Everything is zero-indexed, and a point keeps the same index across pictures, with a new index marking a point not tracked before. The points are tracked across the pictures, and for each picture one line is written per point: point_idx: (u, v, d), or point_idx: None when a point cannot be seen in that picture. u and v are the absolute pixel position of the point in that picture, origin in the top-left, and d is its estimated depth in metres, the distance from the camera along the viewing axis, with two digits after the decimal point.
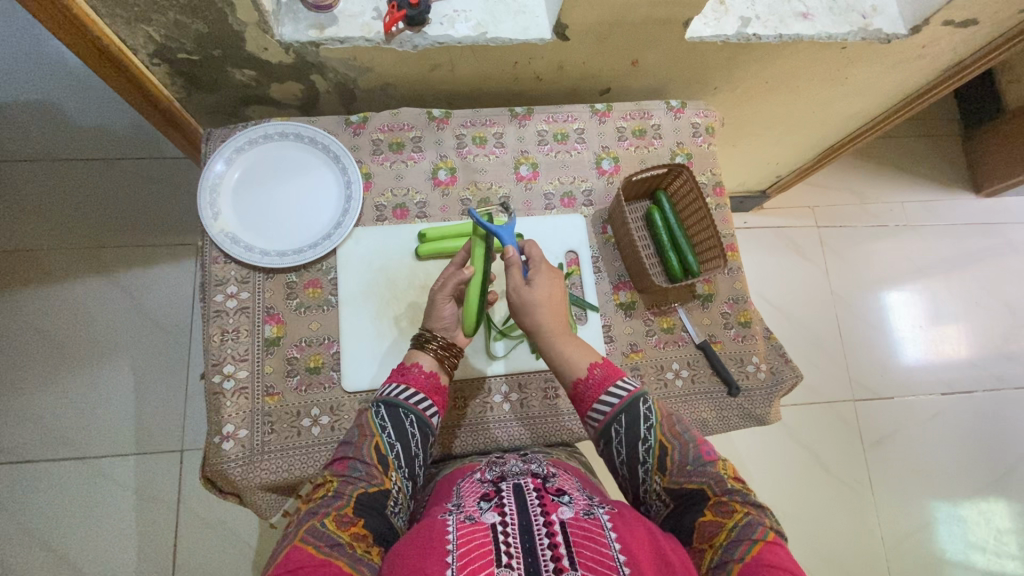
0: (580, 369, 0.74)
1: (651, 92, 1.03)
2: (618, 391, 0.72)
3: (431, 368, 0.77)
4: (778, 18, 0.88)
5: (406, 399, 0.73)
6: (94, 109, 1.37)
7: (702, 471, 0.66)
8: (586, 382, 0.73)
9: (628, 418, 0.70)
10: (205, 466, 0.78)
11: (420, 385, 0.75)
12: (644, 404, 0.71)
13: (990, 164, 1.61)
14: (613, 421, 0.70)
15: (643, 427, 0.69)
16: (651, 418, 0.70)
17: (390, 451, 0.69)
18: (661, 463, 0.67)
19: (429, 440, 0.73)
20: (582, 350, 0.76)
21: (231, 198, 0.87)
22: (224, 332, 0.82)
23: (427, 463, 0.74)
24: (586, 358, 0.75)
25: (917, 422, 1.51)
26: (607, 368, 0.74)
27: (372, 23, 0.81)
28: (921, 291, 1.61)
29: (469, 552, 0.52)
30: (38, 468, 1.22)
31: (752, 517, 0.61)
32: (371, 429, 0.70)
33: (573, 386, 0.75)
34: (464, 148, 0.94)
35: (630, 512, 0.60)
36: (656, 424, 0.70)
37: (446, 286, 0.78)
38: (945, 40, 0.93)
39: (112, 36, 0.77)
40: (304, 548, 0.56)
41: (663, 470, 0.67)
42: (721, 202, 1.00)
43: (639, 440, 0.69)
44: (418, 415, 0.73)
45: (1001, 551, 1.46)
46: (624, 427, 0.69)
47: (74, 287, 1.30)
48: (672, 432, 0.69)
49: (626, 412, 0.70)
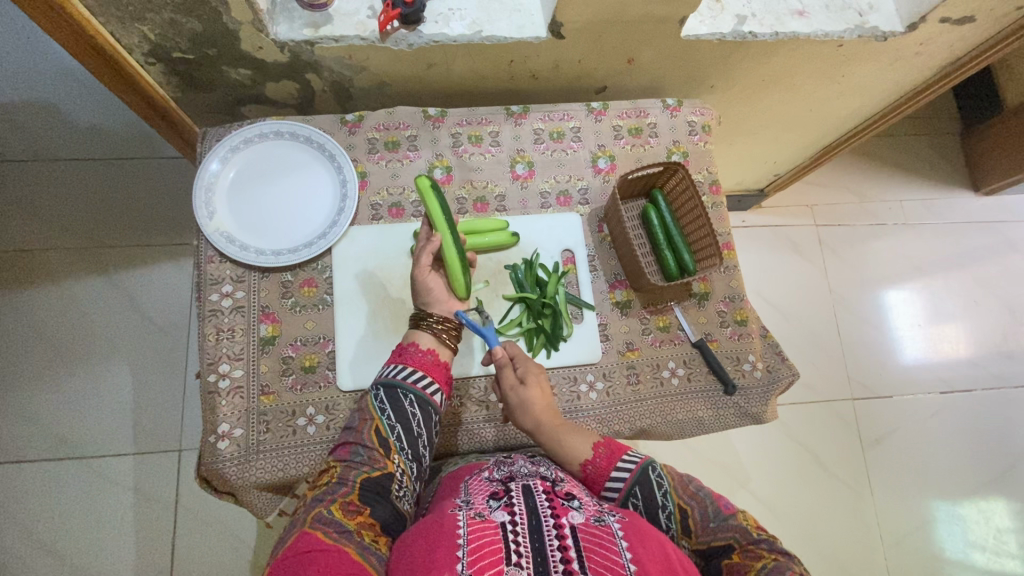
0: (584, 451, 0.73)
1: (647, 91, 1.03)
2: (626, 465, 0.70)
3: (429, 346, 0.76)
4: (774, 17, 0.88)
5: (405, 378, 0.73)
6: (92, 109, 1.37)
7: (726, 526, 0.64)
8: (592, 464, 0.71)
9: (642, 490, 0.68)
10: (201, 466, 0.78)
11: (419, 363, 0.75)
12: (654, 471, 0.70)
13: (989, 162, 1.61)
14: (629, 497, 0.69)
15: (659, 494, 0.68)
16: (664, 485, 0.69)
17: (390, 433, 0.69)
18: (684, 526, 0.66)
19: (431, 418, 0.73)
20: (581, 436, 0.74)
21: (226, 197, 0.86)
22: (219, 331, 0.82)
23: (431, 445, 0.73)
24: (587, 441, 0.73)
25: (916, 420, 1.51)
26: (611, 446, 0.72)
27: (366, 22, 0.81)
28: (919, 290, 1.61)
29: (480, 549, 0.52)
30: (37, 468, 1.22)
31: (782, 563, 0.59)
32: (371, 412, 0.70)
33: (581, 471, 0.72)
34: (459, 147, 0.94)
35: (642, 522, 0.59)
36: (671, 489, 0.68)
37: (421, 259, 0.78)
38: (941, 37, 0.93)
39: (107, 35, 0.77)
40: (314, 533, 0.56)
41: (688, 532, 0.66)
42: (717, 201, 1.00)
43: (658, 508, 0.67)
44: (418, 394, 0.73)
45: (1001, 550, 1.46)
46: (641, 500, 0.68)
47: (75, 287, 1.30)
48: (687, 493, 0.68)
49: (639, 484, 0.69)
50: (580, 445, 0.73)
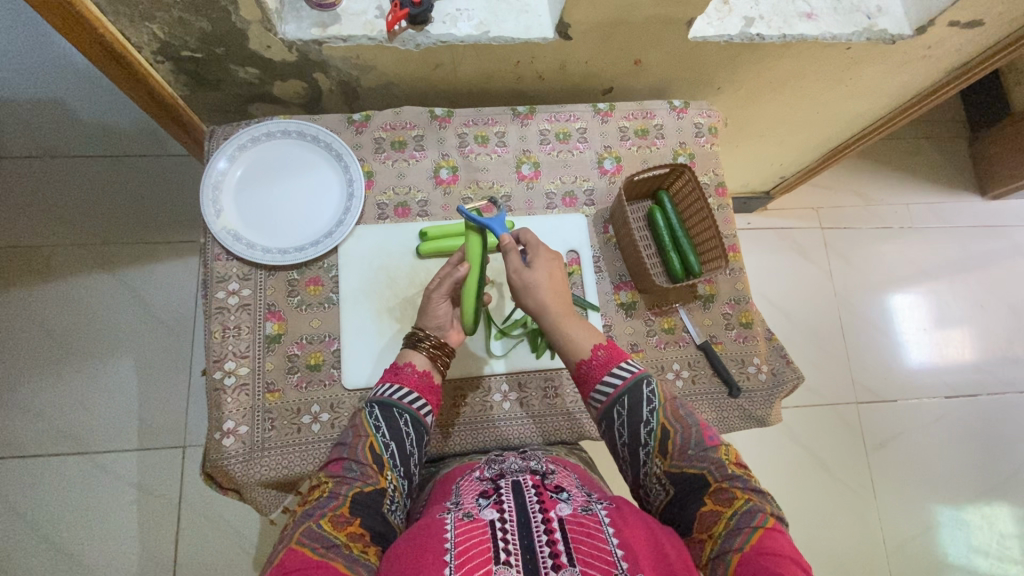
0: (585, 351, 0.74)
1: (653, 92, 1.03)
2: (622, 372, 0.71)
3: (425, 368, 0.77)
4: (783, 18, 0.88)
5: (400, 399, 0.73)
6: (99, 108, 1.37)
7: (703, 456, 0.66)
8: (588, 362, 0.73)
9: (631, 401, 0.69)
10: (206, 462, 0.78)
11: (414, 384, 0.75)
12: (647, 387, 0.70)
13: (997, 167, 1.60)
14: (615, 403, 0.70)
15: (645, 410, 0.69)
16: (653, 402, 0.69)
17: (385, 451, 0.69)
18: (662, 445, 0.67)
19: (423, 438, 0.73)
20: (585, 331, 0.75)
21: (233, 195, 0.87)
22: (225, 329, 0.83)
23: (423, 463, 0.73)
24: (589, 340, 0.75)
25: (921, 426, 1.51)
26: (611, 350, 0.73)
27: (374, 22, 0.82)
28: (925, 293, 1.60)
29: (467, 551, 0.52)
30: (40, 462, 1.23)
31: (754, 505, 0.62)
32: (366, 429, 0.70)
33: (576, 368, 0.74)
34: (466, 147, 0.94)
35: (628, 506, 0.60)
36: (658, 408, 0.69)
37: (443, 287, 0.77)
38: (950, 41, 0.92)
39: (116, 33, 0.77)
40: (301, 551, 0.57)
41: (664, 453, 0.66)
42: (724, 203, 1.00)
43: (641, 422, 0.68)
44: (412, 414, 0.73)
45: (1004, 556, 1.45)
46: (627, 409, 0.69)
47: (80, 284, 1.31)
48: (675, 416, 0.69)
49: (629, 394, 0.70)
50: (583, 342, 0.74)
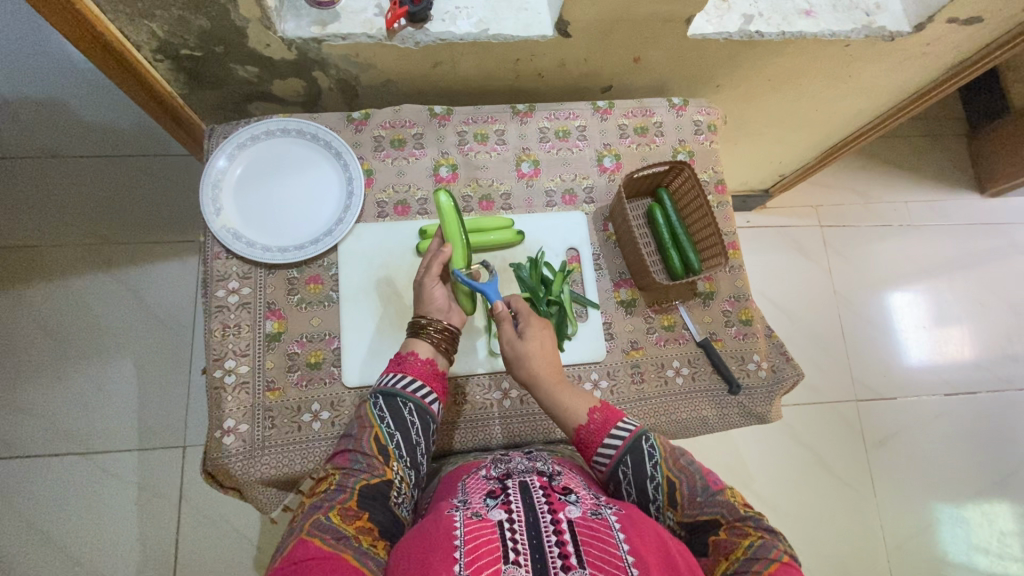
0: (580, 416, 0.73)
1: (653, 90, 1.03)
2: (620, 433, 0.71)
3: (428, 355, 0.77)
4: (781, 16, 0.88)
5: (404, 387, 0.73)
6: (98, 106, 1.37)
7: (713, 501, 0.66)
8: (587, 429, 0.72)
9: (633, 459, 0.69)
10: (206, 461, 0.78)
11: (418, 372, 0.75)
12: (647, 442, 0.70)
13: (995, 164, 1.60)
14: (619, 464, 0.69)
15: (649, 464, 0.69)
16: (655, 455, 0.69)
17: (390, 441, 0.69)
18: (671, 497, 0.67)
19: (429, 427, 0.73)
20: (579, 397, 0.75)
21: (233, 193, 0.87)
22: (225, 327, 0.83)
23: (429, 454, 0.73)
24: (584, 405, 0.74)
25: (921, 423, 1.51)
26: (606, 412, 0.73)
27: (374, 20, 0.82)
28: (924, 291, 1.60)
29: (477, 549, 0.52)
30: (40, 462, 1.23)
31: (768, 540, 0.61)
32: (370, 420, 0.70)
33: (575, 434, 0.73)
34: (465, 145, 0.94)
35: (639, 514, 0.60)
36: (661, 460, 0.69)
37: (432, 268, 0.79)
38: (949, 38, 0.93)
39: (116, 32, 0.77)
40: (310, 541, 0.57)
41: (674, 505, 0.67)
42: (723, 200, 1.00)
43: (647, 479, 0.68)
44: (417, 403, 0.73)
45: (1004, 554, 1.45)
46: (631, 468, 0.69)
47: (80, 284, 1.31)
48: (677, 466, 0.69)
49: (631, 452, 0.69)
50: (578, 408, 0.74)
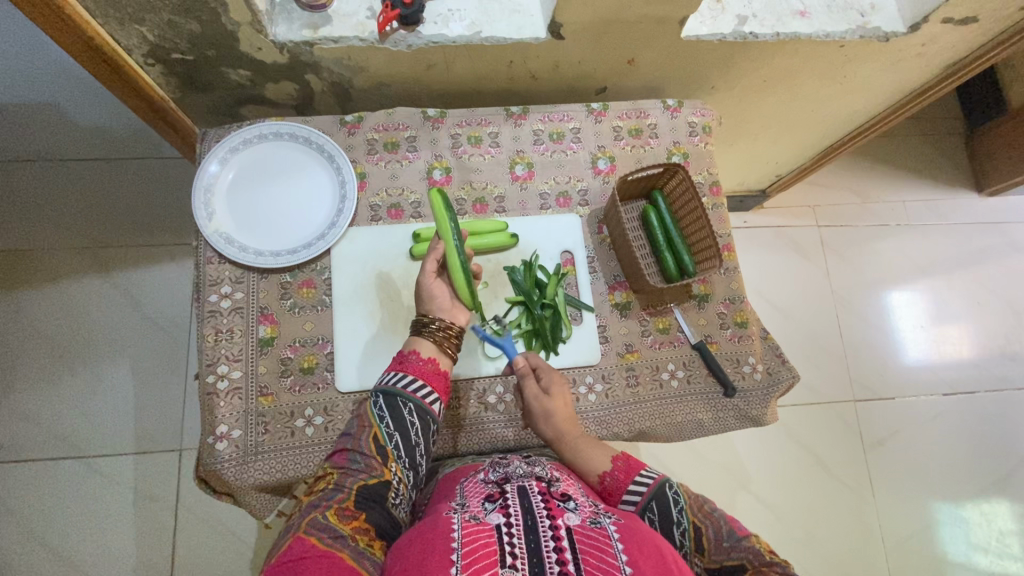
0: (603, 463, 0.73)
1: (647, 91, 1.02)
2: (644, 479, 0.69)
3: (431, 354, 0.76)
4: (776, 17, 0.88)
5: (405, 387, 0.73)
6: (93, 108, 1.37)
7: (740, 547, 0.63)
8: (611, 475, 0.71)
9: (659, 506, 0.67)
10: (199, 466, 0.78)
11: (420, 372, 0.74)
12: (671, 488, 0.68)
13: (992, 163, 1.60)
14: (645, 511, 0.67)
15: (674, 510, 0.66)
16: (680, 501, 0.67)
17: (388, 441, 0.68)
18: (698, 544, 0.65)
19: (429, 428, 0.73)
20: (601, 449, 0.75)
21: (225, 197, 0.86)
22: (218, 332, 0.82)
23: (429, 454, 0.73)
24: (606, 455, 0.74)
25: (919, 422, 1.50)
26: (629, 459, 0.72)
27: (366, 23, 0.81)
28: (922, 291, 1.60)
29: (474, 552, 0.52)
30: (37, 466, 1.23)
31: None
32: (370, 419, 0.70)
33: (600, 483, 0.71)
34: (459, 148, 0.94)
35: (639, 526, 0.59)
36: (686, 506, 0.67)
37: (426, 265, 0.79)
38: (944, 38, 0.92)
39: (106, 36, 0.77)
40: (307, 539, 0.56)
41: (701, 550, 0.65)
42: (718, 202, 0.99)
43: (673, 525, 0.66)
44: (417, 403, 0.72)
45: (1003, 553, 1.45)
46: (657, 515, 0.66)
47: (76, 288, 1.31)
48: (703, 512, 0.67)
49: (656, 499, 0.67)
50: (600, 459, 0.73)
